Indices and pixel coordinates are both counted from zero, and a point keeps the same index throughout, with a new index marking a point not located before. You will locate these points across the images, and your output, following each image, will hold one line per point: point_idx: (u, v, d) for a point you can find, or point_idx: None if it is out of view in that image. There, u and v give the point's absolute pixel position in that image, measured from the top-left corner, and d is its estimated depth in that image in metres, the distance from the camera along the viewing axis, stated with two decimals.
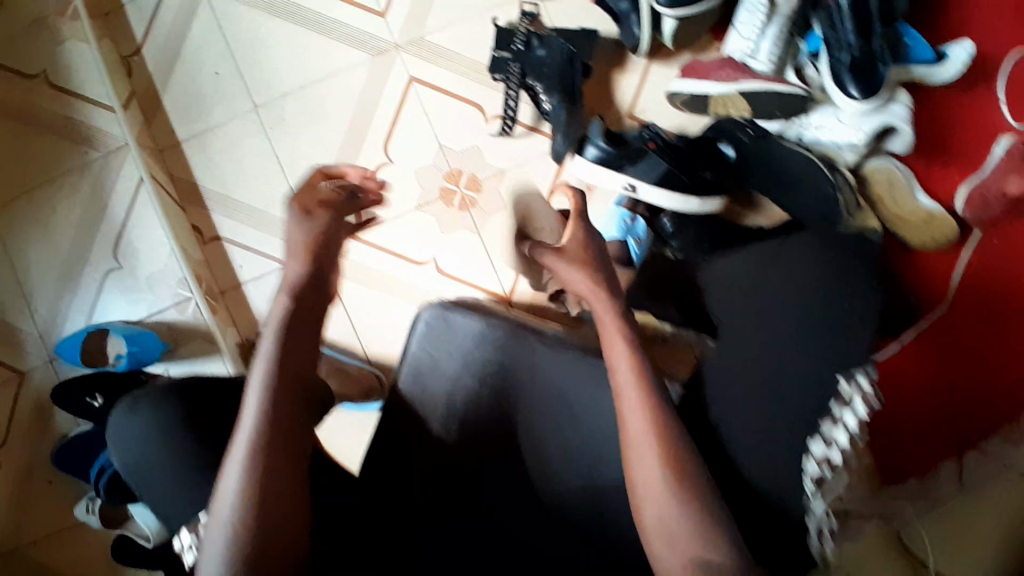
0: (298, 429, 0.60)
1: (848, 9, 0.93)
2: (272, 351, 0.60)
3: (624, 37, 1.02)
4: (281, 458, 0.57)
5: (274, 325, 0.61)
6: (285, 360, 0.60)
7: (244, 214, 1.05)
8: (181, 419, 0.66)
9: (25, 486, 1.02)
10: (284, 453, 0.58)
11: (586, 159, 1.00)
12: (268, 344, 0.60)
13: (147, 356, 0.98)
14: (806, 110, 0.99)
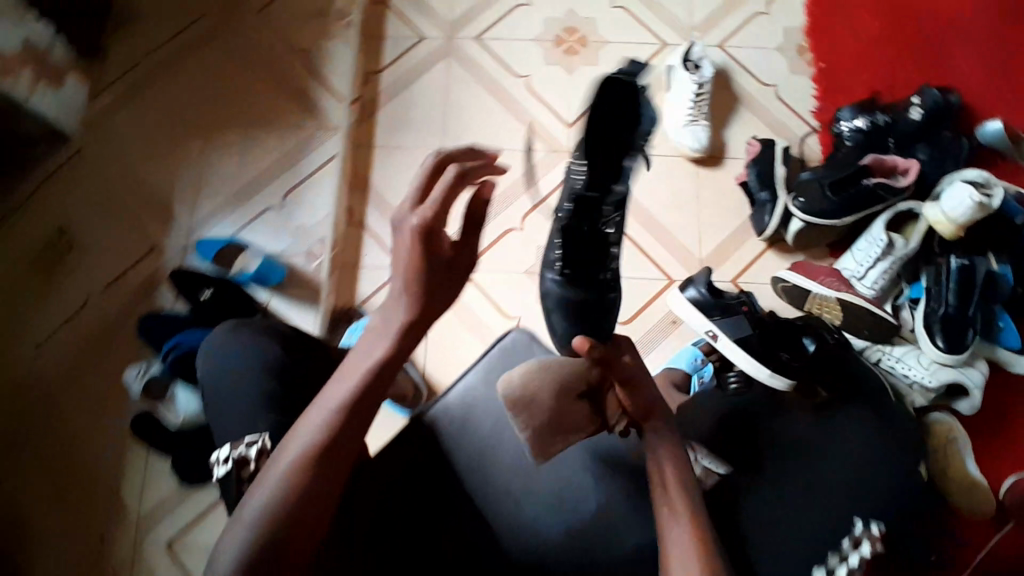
0: (325, 497, 0.60)
1: (955, 274, 1.07)
2: (328, 422, 0.61)
3: (753, 221, 1.20)
4: (304, 509, 0.59)
5: (337, 398, 0.62)
6: (337, 433, 0.61)
7: (393, 220, 1.24)
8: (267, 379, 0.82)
9: (98, 338, 1.15)
10: (305, 507, 0.59)
11: (685, 296, 1.13)
12: (327, 410, 0.62)
13: (268, 277, 1.15)
14: (893, 341, 1.09)
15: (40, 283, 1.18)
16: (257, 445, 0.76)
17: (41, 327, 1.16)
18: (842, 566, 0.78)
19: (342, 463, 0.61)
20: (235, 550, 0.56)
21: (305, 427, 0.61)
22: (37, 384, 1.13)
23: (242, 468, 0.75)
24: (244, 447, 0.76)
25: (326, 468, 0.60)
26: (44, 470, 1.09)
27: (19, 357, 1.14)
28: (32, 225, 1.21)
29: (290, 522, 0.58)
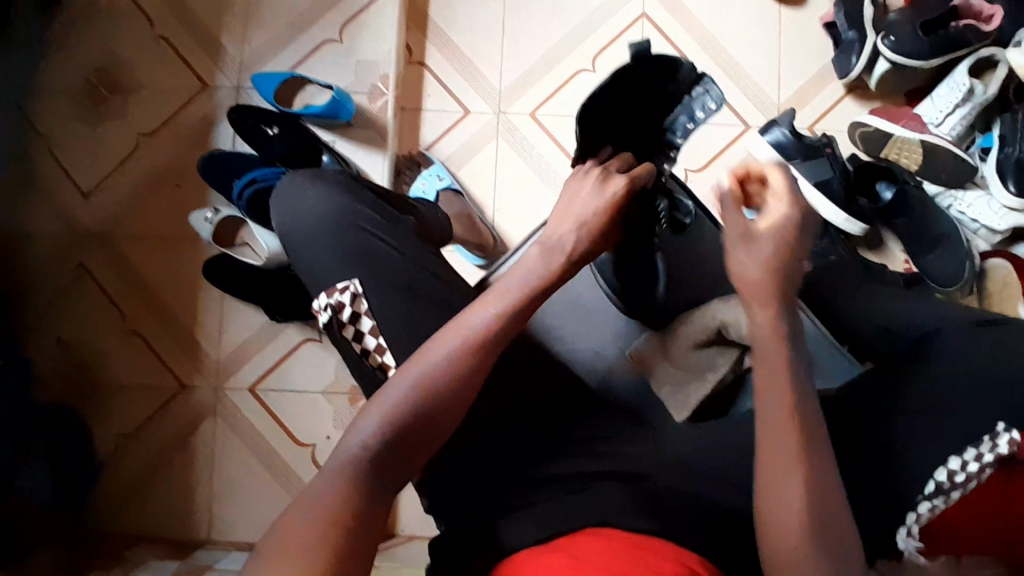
0: (439, 434, 0.56)
1: None
2: (442, 362, 0.56)
3: (838, 63, 1.15)
4: (415, 440, 0.55)
5: (452, 340, 0.57)
6: (451, 378, 0.56)
7: (455, 59, 1.16)
8: (357, 214, 0.72)
9: (157, 184, 1.11)
10: (415, 437, 0.55)
11: (766, 138, 1.11)
12: (441, 352, 0.57)
13: (340, 113, 1.07)
14: (964, 186, 1.10)
15: (85, 125, 1.13)
16: (350, 293, 0.68)
17: (90, 171, 1.12)
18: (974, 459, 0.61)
19: (463, 397, 0.57)
20: (345, 454, 0.52)
21: (416, 362, 0.57)
22: (95, 229, 1.12)
23: (340, 314, 0.68)
24: (339, 294, 0.69)
25: (440, 414, 0.56)
26: (114, 314, 1.11)
27: (73, 203, 1.12)
28: (70, 61, 1.13)
29: (400, 447, 0.54)
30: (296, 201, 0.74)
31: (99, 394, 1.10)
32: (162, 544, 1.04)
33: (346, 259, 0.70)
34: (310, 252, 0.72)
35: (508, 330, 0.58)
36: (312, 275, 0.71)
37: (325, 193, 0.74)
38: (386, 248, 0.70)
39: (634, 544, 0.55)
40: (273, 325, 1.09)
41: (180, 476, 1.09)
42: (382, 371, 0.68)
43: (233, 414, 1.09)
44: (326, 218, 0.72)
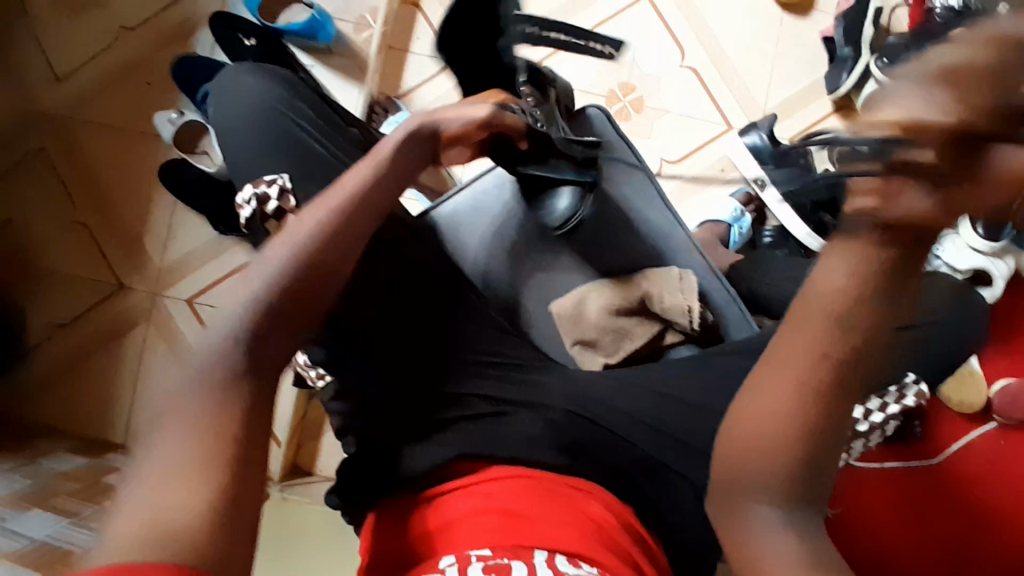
0: (308, 311, 0.55)
1: None
2: (298, 242, 0.56)
3: (829, 77, 1.14)
4: (281, 321, 0.53)
5: (311, 221, 0.57)
6: (307, 257, 0.55)
7: None
8: (285, 111, 0.75)
9: (127, 77, 1.09)
10: (285, 320, 0.53)
11: (743, 140, 1.12)
12: (297, 234, 0.56)
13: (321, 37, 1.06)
14: None
15: (65, 9, 1.10)
16: (277, 187, 0.71)
17: (64, 55, 1.10)
18: (879, 412, 0.70)
19: (324, 277, 0.56)
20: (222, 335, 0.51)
21: (275, 248, 0.56)
22: (59, 116, 1.10)
23: (265, 206, 0.71)
24: (266, 186, 0.71)
25: (303, 291, 0.55)
26: (64, 204, 1.09)
27: (40, 85, 1.10)
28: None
29: (268, 324, 0.52)
30: (233, 97, 0.77)
31: (37, 283, 1.08)
32: (74, 440, 1.03)
33: (272, 149, 0.73)
34: (237, 143, 0.75)
35: (329, 240, 0.57)
36: (238, 167, 0.75)
37: (261, 87, 0.77)
38: (315, 147, 0.73)
39: (565, 503, 0.60)
40: (220, 241, 1.07)
41: (104, 376, 1.07)
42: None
43: (167, 323, 1.07)
44: (262, 105, 0.75)
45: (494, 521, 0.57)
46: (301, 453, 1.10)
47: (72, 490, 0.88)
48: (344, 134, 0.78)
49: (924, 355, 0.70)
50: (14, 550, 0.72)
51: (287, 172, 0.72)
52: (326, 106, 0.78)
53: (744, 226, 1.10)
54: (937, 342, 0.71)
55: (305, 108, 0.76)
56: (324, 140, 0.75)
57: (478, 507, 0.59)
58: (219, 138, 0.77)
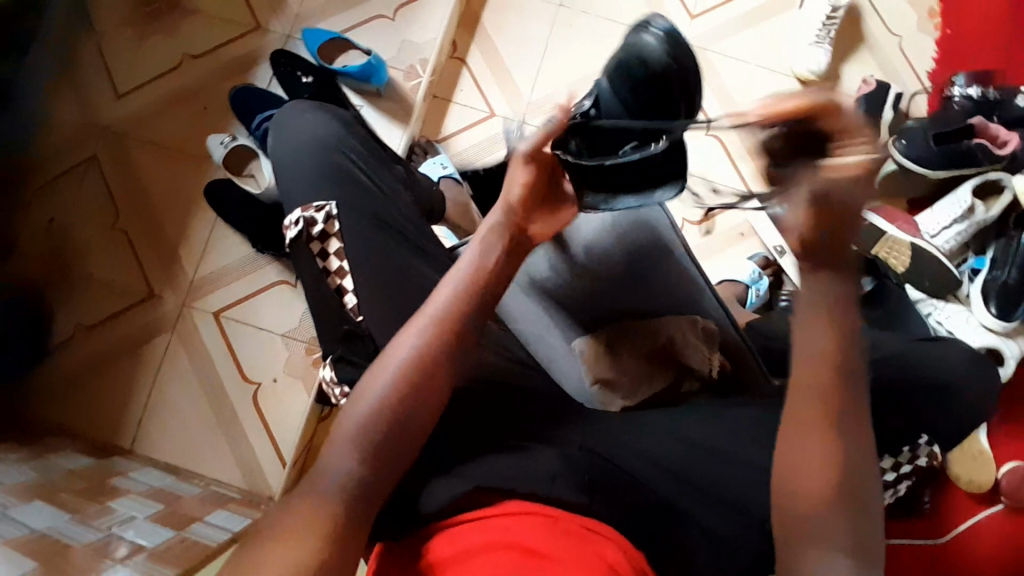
0: (410, 409, 0.61)
1: None
2: (411, 347, 0.63)
3: (849, 154, 1.19)
4: (390, 420, 0.60)
5: (422, 327, 0.64)
6: (416, 360, 0.62)
7: (494, 63, 1.23)
8: (336, 139, 0.80)
9: (186, 102, 1.16)
10: (394, 422, 0.60)
11: None
12: (410, 340, 0.63)
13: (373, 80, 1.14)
14: (944, 298, 1.11)
15: (138, 35, 1.19)
16: (325, 214, 0.75)
17: (130, 76, 1.18)
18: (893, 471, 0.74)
19: (431, 379, 0.62)
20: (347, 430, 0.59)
21: (391, 352, 0.63)
22: (116, 131, 1.16)
23: (310, 229, 0.75)
24: (313, 210, 0.76)
25: (412, 395, 0.61)
26: (109, 212, 1.14)
27: (104, 102, 1.17)
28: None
29: (382, 428, 0.59)
30: (289, 122, 0.83)
31: (72, 285, 1.12)
32: (83, 442, 1.04)
33: (319, 173, 0.77)
34: (288, 164, 0.80)
35: (431, 351, 0.63)
36: (287, 186, 0.80)
37: (316, 117, 0.82)
38: (360, 175, 0.78)
39: (577, 543, 0.59)
40: (254, 260, 1.11)
41: (123, 380, 1.09)
42: (336, 292, 0.74)
43: (191, 336, 1.10)
44: (315, 137, 0.80)
45: (509, 557, 0.57)
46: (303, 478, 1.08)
47: (78, 488, 0.89)
48: (388, 170, 0.83)
49: (935, 417, 0.72)
50: (15, 538, 0.72)
51: (333, 190, 0.77)
52: (372, 141, 0.84)
53: (761, 288, 1.12)
54: (945, 406, 0.73)
55: (353, 139, 0.81)
56: (370, 169, 0.80)
57: (492, 542, 0.59)
58: (271, 159, 0.82)
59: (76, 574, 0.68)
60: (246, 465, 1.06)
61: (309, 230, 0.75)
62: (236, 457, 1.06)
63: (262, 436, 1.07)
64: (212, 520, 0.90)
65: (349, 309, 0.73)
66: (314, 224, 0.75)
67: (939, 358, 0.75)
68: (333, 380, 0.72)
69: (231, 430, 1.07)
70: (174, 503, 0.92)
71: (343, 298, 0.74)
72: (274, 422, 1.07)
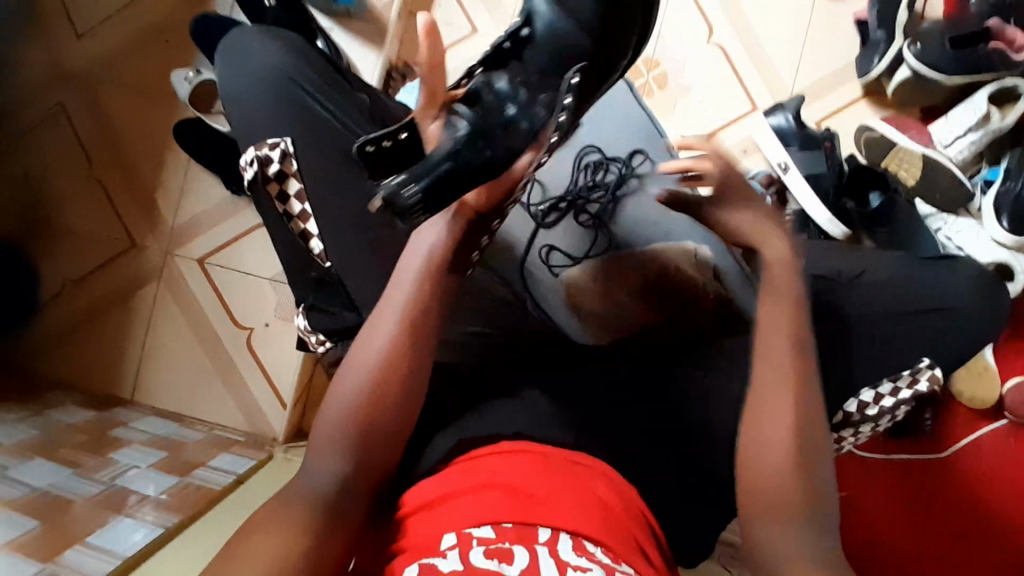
0: (399, 394, 0.60)
1: None
2: (386, 336, 0.60)
3: (860, 60, 1.12)
4: (382, 413, 0.59)
5: (394, 307, 0.61)
6: (392, 346, 0.59)
7: None
8: (284, 65, 0.74)
9: (147, 34, 1.09)
10: (387, 411, 0.59)
11: (769, 121, 1.09)
12: (386, 327, 0.60)
13: None
14: (956, 212, 1.07)
15: None
16: (279, 150, 0.72)
17: (83, 8, 1.09)
18: (889, 398, 0.69)
19: (405, 357, 0.60)
20: (335, 423, 0.59)
21: (366, 344, 0.60)
22: (77, 70, 1.09)
23: (266, 169, 0.72)
24: (268, 149, 0.73)
25: (396, 377, 0.59)
26: (80, 159, 1.09)
27: (61, 39, 1.09)
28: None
29: (370, 422, 0.59)
30: (236, 54, 0.76)
31: (52, 238, 1.09)
32: (84, 395, 1.04)
33: (275, 107, 0.73)
34: (239, 101, 0.76)
35: (413, 316, 0.60)
36: (243, 123, 0.76)
37: (261, 44, 0.76)
38: (316, 104, 0.73)
39: (569, 481, 0.57)
40: (234, 201, 1.06)
41: (117, 332, 1.08)
42: (302, 237, 0.74)
43: (178, 283, 1.07)
44: (263, 67, 0.75)
45: (500, 504, 0.55)
46: (305, 418, 1.07)
47: (80, 442, 0.89)
48: (350, 87, 0.76)
49: (939, 341, 0.70)
50: (16, 497, 0.72)
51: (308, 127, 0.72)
52: (325, 58, 0.76)
53: (765, 207, 1.06)
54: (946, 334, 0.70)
55: (304, 60, 0.75)
56: (330, 95, 0.73)
57: (480, 483, 0.56)
58: (223, 98, 0.78)
59: (80, 530, 0.69)
60: (247, 410, 1.06)
61: (263, 170, 0.72)
62: (236, 402, 1.06)
63: (259, 380, 1.06)
64: (216, 463, 0.91)
65: (315, 256, 0.74)
66: (269, 164, 0.72)
67: (944, 282, 0.72)
68: (307, 328, 0.75)
69: (229, 375, 1.07)
70: (176, 450, 0.92)
71: (309, 244, 0.74)
72: (270, 367, 1.06)
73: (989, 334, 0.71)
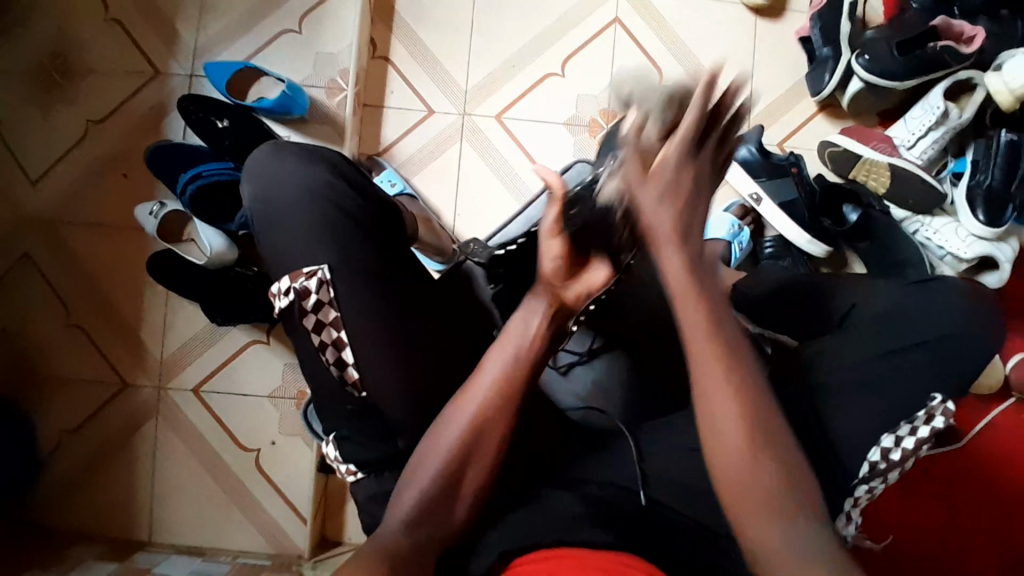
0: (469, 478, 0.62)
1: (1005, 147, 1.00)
2: (468, 418, 0.62)
3: (811, 79, 1.12)
4: (448, 497, 0.62)
5: (480, 389, 0.63)
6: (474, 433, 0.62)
7: (421, 54, 1.13)
8: (323, 185, 0.73)
9: (105, 172, 1.08)
10: (457, 496, 0.62)
11: (732, 154, 1.10)
12: (474, 403, 0.63)
13: (294, 108, 1.04)
14: (932, 212, 1.07)
15: (32, 108, 1.09)
16: (316, 279, 0.70)
17: (35, 156, 1.08)
18: (910, 438, 0.68)
19: (489, 441, 0.63)
20: (403, 511, 0.60)
21: (445, 425, 0.63)
22: (39, 219, 1.08)
23: (304, 301, 0.69)
24: (305, 279, 0.70)
25: (478, 463, 0.63)
26: (56, 306, 1.07)
27: (18, 190, 1.08)
28: (19, 40, 1.09)
29: (434, 507, 0.61)
30: (266, 172, 0.75)
31: (40, 389, 1.07)
32: (102, 544, 1.01)
33: (316, 227, 0.71)
34: (275, 219, 0.73)
35: (517, 380, 0.63)
36: (276, 244, 0.73)
37: (297, 163, 0.75)
38: (359, 229, 0.72)
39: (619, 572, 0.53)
40: (216, 328, 1.06)
41: (121, 475, 1.06)
42: (339, 367, 0.70)
43: (176, 415, 1.06)
44: (256, 190, 0.75)
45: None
46: (327, 524, 1.05)
47: None
48: (384, 209, 0.77)
49: (942, 371, 0.71)
50: None
51: (291, 263, 0.71)
52: (358, 178, 0.77)
53: (743, 242, 1.09)
54: (945, 363, 0.71)
55: (340, 180, 0.74)
56: (372, 217, 0.74)
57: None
58: (251, 217, 0.75)
59: None
60: (268, 531, 1.04)
61: (303, 297, 0.69)
62: (256, 525, 1.05)
63: (275, 499, 1.05)
64: None
65: (350, 385, 0.70)
66: (308, 289, 0.69)
67: (932, 308, 0.73)
68: (337, 458, 0.70)
69: (243, 499, 1.05)
70: None
71: (345, 373, 0.70)
72: (285, 485, 1.05)
73: (987, 354, 0.72)
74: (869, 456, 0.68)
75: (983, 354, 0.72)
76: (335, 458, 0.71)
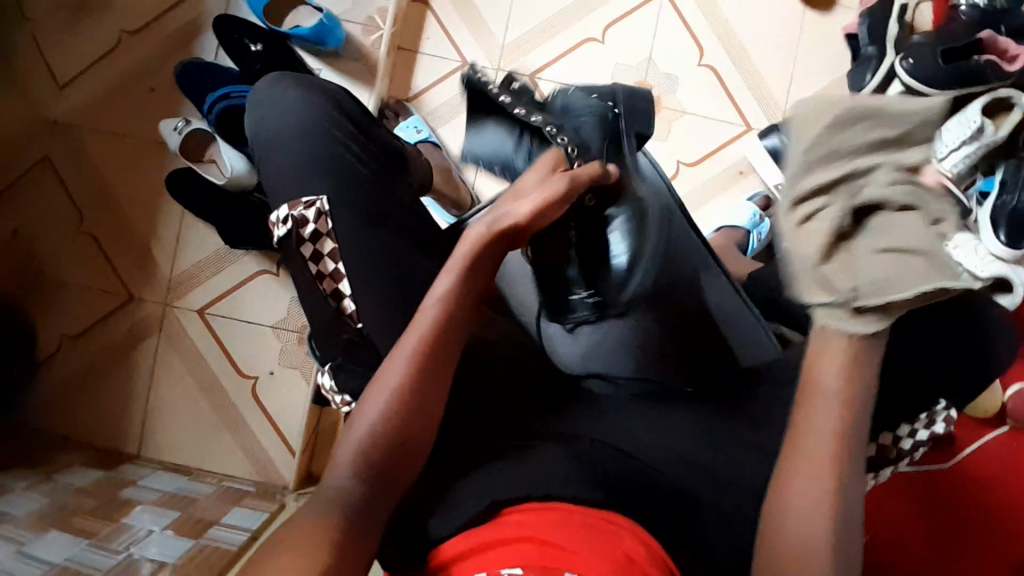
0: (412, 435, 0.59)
1: None
2: (403, 370, 0.59)
3: (852, 77, 1.10)
4: (395, 454, 0.58)
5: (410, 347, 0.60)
6: (416, 391, 0.59)
7: (463, 4, 1.11)
8: (326, 123, 0.73)
9: (131, 83, 1.07)
10: (403, 450, 0.58)
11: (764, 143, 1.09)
12: (405, 360, 0.59)
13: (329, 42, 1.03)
14: None
15: (68, 11, 1.08)
16: (314, 210, 0.70)
17: (65, 59, 1.08)
18: (910, 439, 0.73)
19: (434, 402, 0.60)
20: (348, 459, 0.57)
21: (379, 388, 0.59)
22: (62, 122, 1.08)
23: (301, 229, 0.69)
24: (302, 209, 0.70)
25: (421, 424, 0.59)
26: (70, 211, 1.07)
27: (45, 92, 1.08)
28: None
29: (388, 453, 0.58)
30: (271, 104, 0.75)
31: (47, 292, 1.07)
32: (91, 452, 1.02)
33: (313, 165, 0.72)
34: (275, 152, 0.73)
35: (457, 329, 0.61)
36: (278, 176, 0.73)
37: (306, 100, 0.75)
38: (360, 167, 0.72)
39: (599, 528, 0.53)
40: (228, 254, 1.06)
41: (117, 387, 1.07)
42: (335, 299, 0.69)
43: (180, 334, 1.07)
44: (259, 120, 0.75)
45: (528, 549, 0.50)
46: (314, 461, 1.07)
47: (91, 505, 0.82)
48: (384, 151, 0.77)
49: (945, 380, 0.70)
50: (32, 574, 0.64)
51: (309, 191, 0.71)
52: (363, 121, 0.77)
53: (763, 232, 1.08)
54: (948, 375, 0.70)
55: (342, 120, 0.74)
56: (375, 158, 0.75)
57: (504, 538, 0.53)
58: (252, 147, 0.76)
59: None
60: (255, 458, 1.05)
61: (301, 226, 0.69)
62: (244, 452, 1.06)
63: (266, 429, 1.06)
64: (227, 521, 0.86)
65: (346, 316, 0.69)
66: (303, 219, 0.70)
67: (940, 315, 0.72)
68: (332, 388, 0.68)
69: (234, 425, 1.06)
70: (188, 508, 0.87)
71: (342, 305, 0.69)
72: (277, 416, 1.06)
73: (991, 369, 0.72)
74: (870, 449, 0.73)
75: (987, 368, 0.72)
76: (330, 388, 0.68)
